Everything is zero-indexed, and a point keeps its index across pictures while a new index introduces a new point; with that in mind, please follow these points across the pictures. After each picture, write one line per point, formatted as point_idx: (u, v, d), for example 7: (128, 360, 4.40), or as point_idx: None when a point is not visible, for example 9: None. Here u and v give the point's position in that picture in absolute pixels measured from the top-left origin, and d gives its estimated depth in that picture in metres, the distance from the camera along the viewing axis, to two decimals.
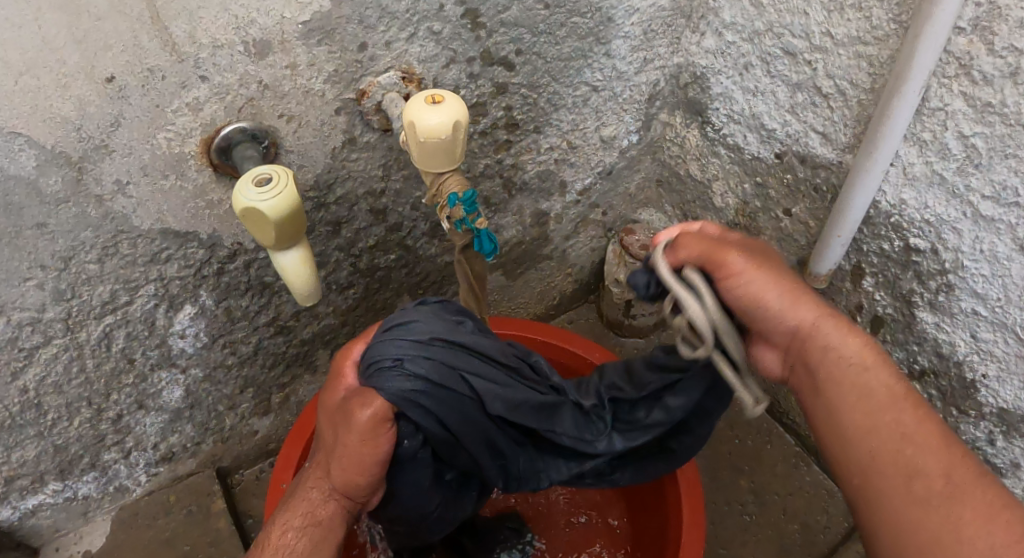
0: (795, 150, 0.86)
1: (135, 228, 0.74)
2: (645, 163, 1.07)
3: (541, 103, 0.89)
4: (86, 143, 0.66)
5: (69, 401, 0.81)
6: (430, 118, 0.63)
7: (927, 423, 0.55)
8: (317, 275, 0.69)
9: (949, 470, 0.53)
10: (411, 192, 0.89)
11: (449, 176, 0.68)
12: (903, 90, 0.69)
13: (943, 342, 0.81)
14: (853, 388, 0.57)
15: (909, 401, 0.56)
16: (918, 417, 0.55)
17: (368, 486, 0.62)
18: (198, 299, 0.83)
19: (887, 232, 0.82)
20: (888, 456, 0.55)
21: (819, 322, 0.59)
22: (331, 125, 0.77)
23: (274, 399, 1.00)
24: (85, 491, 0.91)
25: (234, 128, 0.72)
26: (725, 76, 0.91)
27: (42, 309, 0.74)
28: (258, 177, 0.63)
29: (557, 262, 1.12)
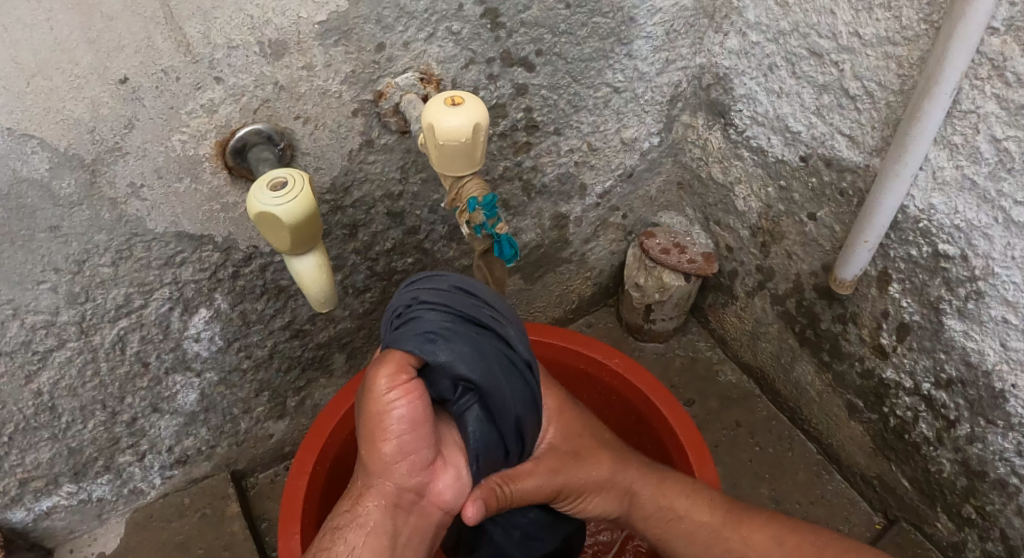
0: (821, 153, 0.84)
1: (149, 231, 0.73)
2: (665, 165, 1.05)
3: (560, 104, 0.88)
4: (100, 146, 0.65)
5: (84, 403, 0.81)
6: (450, 121, 0.61)
7: (754, 538, 0.71)
8: (332, 281, 0.68)
9: (689, 545, 0.72)
10: (428, 195, 0.87)
11: (468, 180, 0.66)
12: (935, 93, 0.66)
13: (971, 350, 0.77)
14: (680, 531, 0.72)
15: (727, 526, 0.72)
16: (740, 535, 0.71)
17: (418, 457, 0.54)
18: (213, 302, 0.82)
19: (915, 238, 0.78)
20: (689, 540, 0.72)
21: (633, 490, 0.74)
22: (348, 127, 0.76)
23: (289, 403, 0.99)
24: (99, 493, 0.90)
25: (250, 130, 0.71)
26: (748, 77, 0.89)
27: (55, 312, 0.73)
28: (273, 182, 0.61)
29: (576, 265, 1.10)
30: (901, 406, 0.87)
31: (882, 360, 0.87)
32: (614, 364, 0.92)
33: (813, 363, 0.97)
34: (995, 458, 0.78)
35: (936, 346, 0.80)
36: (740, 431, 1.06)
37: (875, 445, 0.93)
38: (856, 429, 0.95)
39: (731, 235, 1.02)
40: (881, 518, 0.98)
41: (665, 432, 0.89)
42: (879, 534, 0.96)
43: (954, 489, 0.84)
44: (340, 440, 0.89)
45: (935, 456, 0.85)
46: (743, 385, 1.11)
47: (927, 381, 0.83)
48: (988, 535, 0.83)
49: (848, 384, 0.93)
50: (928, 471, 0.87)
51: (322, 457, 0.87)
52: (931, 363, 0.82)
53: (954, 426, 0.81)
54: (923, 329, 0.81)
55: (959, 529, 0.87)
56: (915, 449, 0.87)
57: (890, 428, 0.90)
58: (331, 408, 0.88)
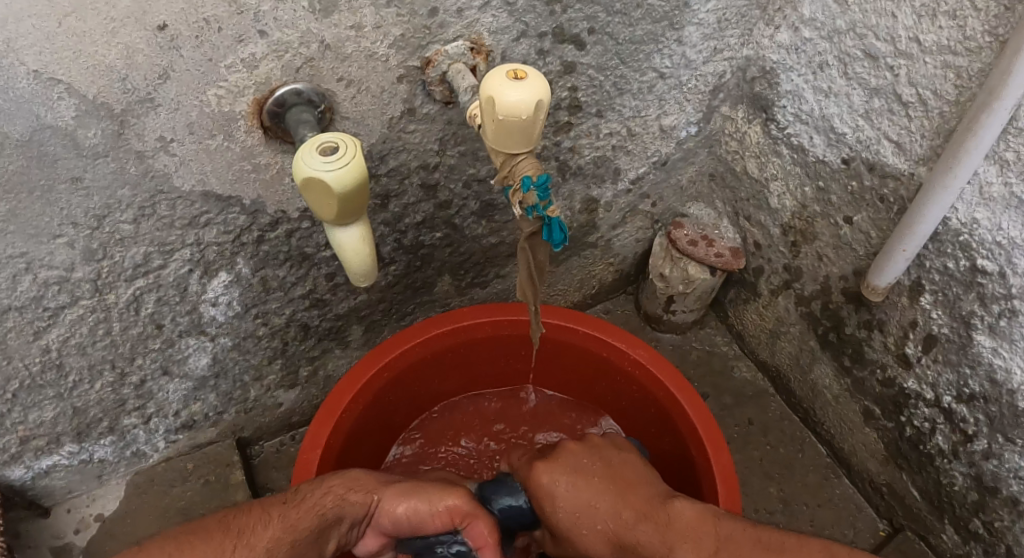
0: (864, 157, 0.82)
1: (176, 188, 0.68)
2: (699, 156, 1.03)
3: (606, 85, 0.85)
4: (132, 96, 0.60)
5: (92, 363, 0.78)
6: (510, 96, 0.58)
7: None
8: (372, 254, 0.65)
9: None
10: (465, 169, 0.85)
11: (523, 158, 0.63)
12: (995, 106, 0.63)
13: (998, 367, 0.76)
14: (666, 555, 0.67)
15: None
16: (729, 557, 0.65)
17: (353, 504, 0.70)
18: (234, 267, 0.79)
19: (954, 251, 0.76)
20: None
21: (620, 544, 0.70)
22: (391, 94, 0.72)
23: (301, 373, 0.98)
24: (101, 454, 0.88)
25: (290, 90, 0.66)
26: (796, 73, 0.87)
27: (70, 269, 0.69)
28: (322, 146, 0.57)
29: (601, 251, 1.11)
30: (919, 416, 0.87)
31: (905, 370, 0.87)
32: (638, 354, 0.92)
33: (832, 367, 0.98)
34: (1008, 476, 0.78)
35: (962, 361, 0.79)
36: (752, 428, 1.08)
37: (889, 453, 0.94)
38: (870, 436, 0.96)
39: (760, 232, 1.02)
40: (886, 525, 1.00)
41: (684, 424, 0.89)
42: (884, 542, 0.98)
43: (965, 503, 0.85)
44: (356, 413, 0.88)
45: (948, 469, 0.86)
46: (757, 383, 1.13)
47: (949, 394, 0.82)
48: (994, 551, 0.84)
49: (867, 391, 0.94)
50: (940, 483, 0.88)
51: (335, 430, 0.85)
52: (955, 377, 0.81)
53: (972, 441, 0.81)
54: (950, 343, 0.80)
55: (964, 542, 0.88)
56: (928, 460, 0.88)
57: (906, 438, 0.91)
58: (348, 381, 0.87)
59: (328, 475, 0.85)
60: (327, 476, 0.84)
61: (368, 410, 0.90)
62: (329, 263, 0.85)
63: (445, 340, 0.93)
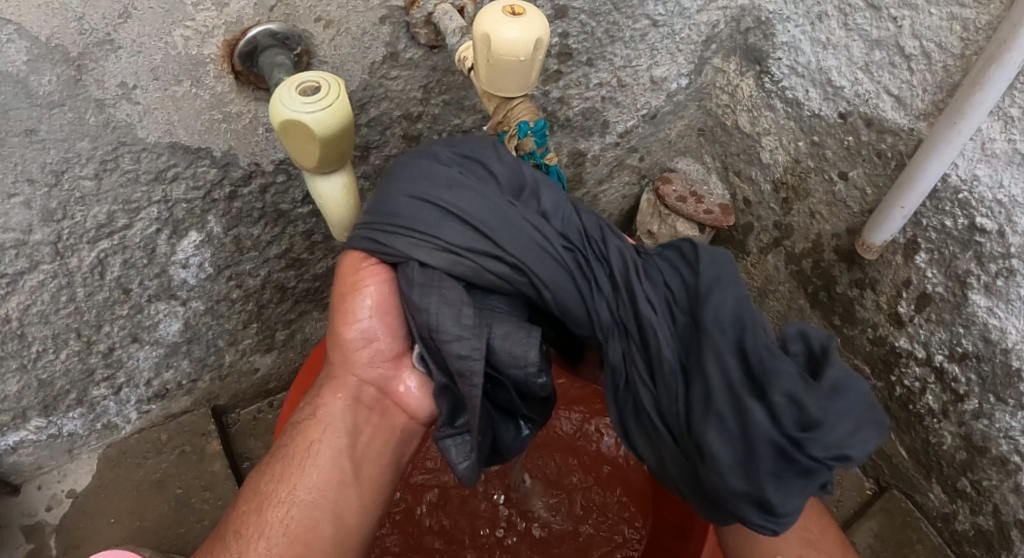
0: (862, 112, 0.80)
1: (140, 140, 0.62)
2: (688, 109, 1.00)
3: (598, 32, 0.81)
4: (89, 37, 0.54)
5: (56, 332, 0.72)
6: (508, 33, 0.52)
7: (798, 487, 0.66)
8: (357, 205, 0.60)
9: None
10: (449, 119, 0.79)
11: (519, 103, 0.58)
12: (1004, 60, 0.60)
13: (993, 327, 0.76)
14: None
15: None
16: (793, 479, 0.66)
17: (299, 468, 0.61)
18: (205, 226, 0.73)
19: (952, 209, 0.75)
20: None
21: None
22: (373, 36, 0.66)
23: (278, 337, 0.93)
24: (70, 428, 0.84)
25: (263, 31, 0.59)
26: (793, 23, 0.83)
27: (28, 231, 0.63)
28: (303, 84, 0.51)
29: (587, 206, 1.08)
30: (910, 376, 0.88)
31: (897, 329, 0.87)
32: None
33: (822, 326, 0.98)
34: (999, 436, 0.79)
35: (955, 320, 0.79)
36: None
37: None
38: None
39: (750, 188, 1.00)
40: (873, 484, 1.02)
41: None
42: (870, 500, 1.00)
43: (952, 462, 0.87)
44: None
45: (938, 428, 0.87)
46: None
47: (941, 353, 0.83)
48: (980, 510, 0.86)
49: (857, 349, 0.94)
50: (928, 442, 0.89)
51: None
52: (948, 336, 0.81)
53: (962, 401, 0.82)
54: (945, 302, 0.80)
55: (951, 500, 0.90)
56: (918, 419, 0.90)
57: (895, 397, 0.92)
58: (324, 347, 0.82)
59: None
60: None
61: None
62: (305, 221, 0.80)
63: None
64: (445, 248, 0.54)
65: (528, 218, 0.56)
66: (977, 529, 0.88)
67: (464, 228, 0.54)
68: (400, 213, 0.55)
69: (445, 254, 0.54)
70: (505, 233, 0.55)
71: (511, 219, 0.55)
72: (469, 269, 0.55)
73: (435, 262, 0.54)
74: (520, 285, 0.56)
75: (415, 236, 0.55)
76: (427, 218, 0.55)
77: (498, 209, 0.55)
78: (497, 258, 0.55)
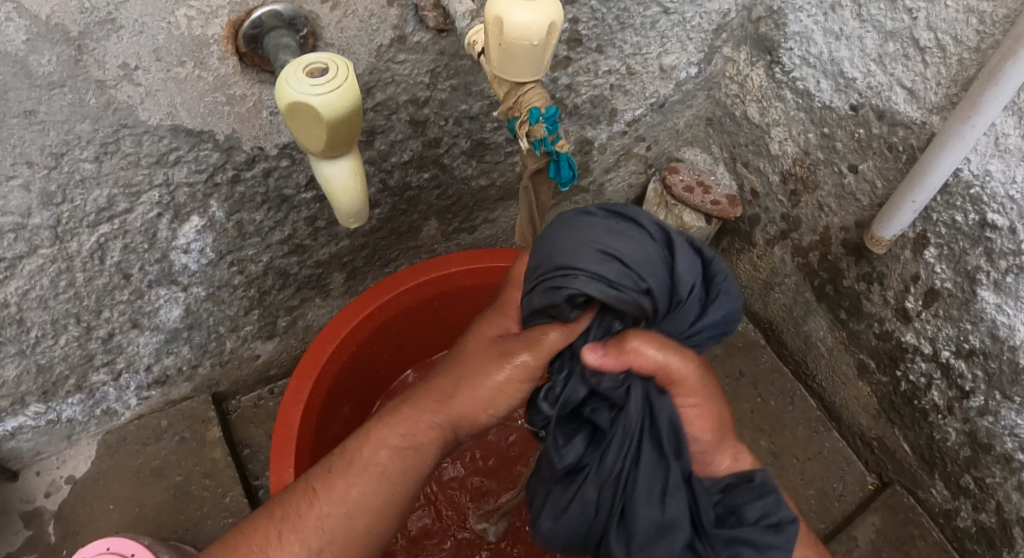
0: (874, 104, 0.78)
1: (141, 122, 0.60)
2: (697, 98, 0.99)
3: (609, 18, 0.79)
4: (90, 16, 0.52)
5: (55, 317, 0.71)
6: (521, 16, 0.51)
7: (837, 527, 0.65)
8: (365, 191, 0.59)
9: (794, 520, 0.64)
10: (456, 105, 0.78)
11: (531, 88, 0.57)
12: (1021, 54, 0.59)
13: (1001, 324, 0.75)
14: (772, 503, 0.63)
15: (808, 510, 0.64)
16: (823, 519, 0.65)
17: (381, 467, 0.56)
18: (207, 211, 0.72)
19: (963, 204, 0.74)
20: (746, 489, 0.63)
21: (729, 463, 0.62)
22: (380, 18, 0.64)
23: (279, 324, 0.92)
24: (69, 413, 0.83)
25: (268, 11, 0.57)
26: (806, 13, 0.81)
27: (27, 214, 0.62)
28: (310, 66, 0.50)
29: (593, 195, 1.08)
30: (915, 371, 0.88)
31: (904, 324, 0.87)
32: None
33: (828, 319, 0.98)
34: (1003, 433, 0.79)
35: (963, 316, 0.79)
36: (742, 380, 1.10)
37: (881, 407, 0.96)
38: (863, 390, 0.97)
39: (758, 179, 0.99)
40: (875, 480, 1.02)
41: None
42: (872, 495, 1.01)
43: (955, 458, 0.87)
44: (336, 368, 0.83)
45: (941, 425, 0.87)
46: (748, 334, 1.14)
47: (947, 349, 0.82)
48: (983, 506, 0.86)
49: (862, 344, 0.94)
50: (932, 438, 0.89)
51: (315, 387, 0.81)
52: (955, 332, 0.81)
53: (968, 397, 0.82)
54: (953, 298, 0.79)
55: (954, 497, 0.90)
56: (922, 415, 0.89)
57: (900, 393, 0.92)
58: (327, 335, 0.82)
59: (309, 434, 0.80)
60: (308, 435, 0.80)
61: (349, 364, 0.85)
62: (308, 207, 0.79)
63: (427, 291, 0.87)
64: (613, 290, 0.51)
65: (671, 273, 0.54)
66: (978, 525, 0.88)
67: (629, 273, 0.52)
68: (574, 255, 0.52)
69: (614, 294, 0.51)
70: (656, 274, 0.53)
71: (659, 268, 0.53)
72: (631, 306, 0.52)
73: (609, 300, 0.51)
74: (632, 301, 0.52)
75: (592, 276, 0.51)
76: (596, 261, 0.51)
77: (658, 259, 0.53)
78: (644, 294, 0.52)
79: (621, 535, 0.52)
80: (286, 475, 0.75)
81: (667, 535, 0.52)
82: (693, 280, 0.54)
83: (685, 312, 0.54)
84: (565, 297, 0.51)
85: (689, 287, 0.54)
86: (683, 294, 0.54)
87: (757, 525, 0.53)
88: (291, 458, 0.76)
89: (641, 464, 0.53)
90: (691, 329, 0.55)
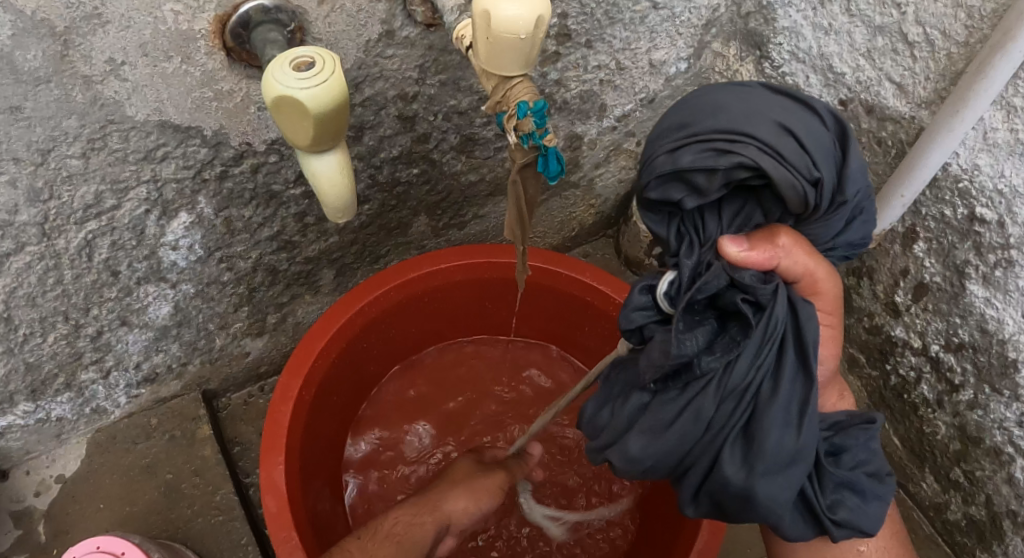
0: (863, 99, 0.79)
1: (128, 118, 0.60)
2: (687, 94, 0.99)
3: (597, 13, 0.79)
4: (75, 11, 0.52)
5: (43, 315, 0.71)
6: (508, 10, 0.50)
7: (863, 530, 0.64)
8: (353, 186, 0.59)
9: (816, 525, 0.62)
10: (445, 100, 0.77)
11: (518, 82, 0.57)
12: (1009, 48, 0.59)
13: (990, 318, 0.75)
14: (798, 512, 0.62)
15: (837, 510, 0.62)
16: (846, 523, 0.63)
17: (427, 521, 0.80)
18: (195, 207, 0.71)
19: (952, 198, 0.74)
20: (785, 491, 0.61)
21: None
22: (368, 13, 0.64)
23: (269, 320, 0.92)
24: (59, 412, 0.82)
25: (255, 6, 0.57)
26: (795, 8, 0.82)
27: (13, 211, 0.62)
28: (296, 60, 0.50)
29: (583, 191, 1.08)
30: (905, 365, 0.88)
31: (894, 318, 0.87)
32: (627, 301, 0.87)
33: None
34: (993, 427, 0.79)
35: (952, 310, 0.79)
36: None
37: (872, 401, 0.96)
38: (854, 384, 0.98)
39: None
40: None
41: None
42: None
43: (945, 452, 0.88)
44: (327, 364, 0.83)
45: (931, 418, 0.87)
46: None
47: (937, 342, 0.83)
48: (972, 500, 0.86)
49: (853, 338, 0.95)
50: (922, 432, 0.90)
51: (306, 384, 0.81)
52: (944, 326, 0.81)
53: (957, 391, 0.82)
54: (941, 292, 0.80)
55: (944, 490, 0.91)
56: (913, 409, 0.90)
57: (890, 387, 0.92)
58: (317, 331, 0.81)
59: (300, 431, 0.80)
60: (299, 432, 0.80)
61: (339, 360, 0.85)
62: (298, 202, 0.78)
63: (419, 285, 0.87)
64: (780, 166, 0.46)
65: (838, 158, 0.48)
66: (969, 518, 0.88)
67: (804, 156, 0.47)
68: (746, 121, 0.47)
69: (780, 171, 0.46)
70: (827, 162, 0.47)
71: (830, 155, 0.48)
72: (796, 196, 0.47)
73: (778, 177, 0.46)
74: (800, 190, 0.46)
75: (763, 147, 0.46)
76: (771, 132, 0.47)
77: (829, 146, 0.48)
78: (812, 184, 0.47)
79: (737, 454, 0.48)
80: (276, 471, 0.75)
81: (793, 465, 0.48)
82: (862, 180, 0.49)
83: (835, 219, 0.50)
84: (733, 164, 0.46)
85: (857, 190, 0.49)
86: (848, 197, 0.48)
87: (856, 472, 0.55)
88: (281, 455, 0.76)
89: (781, 379, 0.47)
90: (832, 241, 0.52)
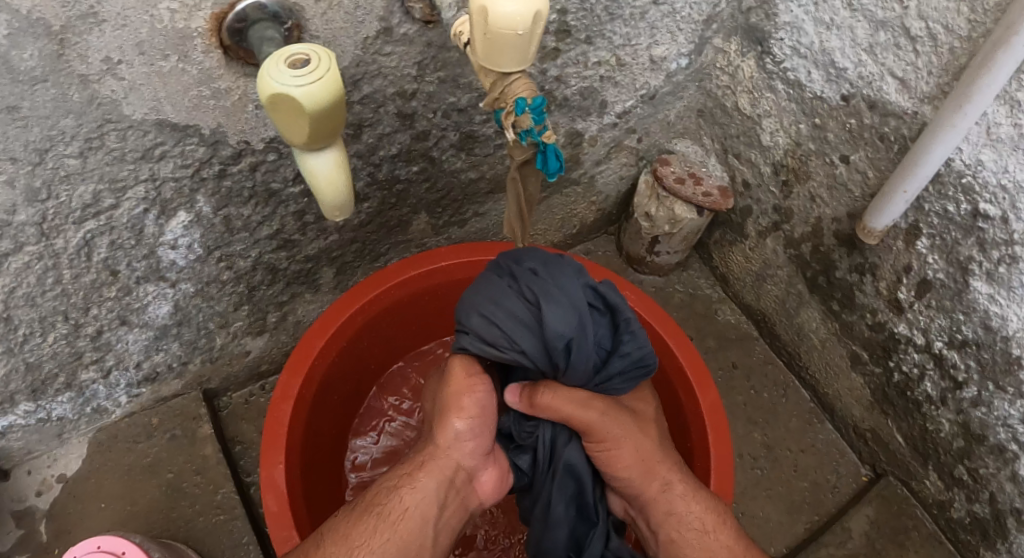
0: (866, 94, 0.78)
1: (125, 117, 0.60)
2: (688, 90, 0.99)
3: (597, 9, 0.79)
4: (71, 10, 0.52)
5: (43, 315, 0.71)
6: (505, 6, 0.50)
7: None
8: (350, 183, 0.58)
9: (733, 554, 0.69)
10: (444, 97, 0.77)
11: (517, 78, 0.56)
12: (1012, 42, 0.59)
13: (993, 315, 0.75)
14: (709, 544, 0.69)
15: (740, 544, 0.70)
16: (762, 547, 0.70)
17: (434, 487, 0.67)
18: (194, 206, 0.71)
19: (955, 194, 0.73)
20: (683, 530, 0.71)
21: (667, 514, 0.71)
22: (366, 10, 0.64)
23: (269, 319, 0.92)
24: (60, 412, 0.83)
25: (251, 3, 0.57)
26: (797, 2, 0.81)
27: (11, 211, 0.61)
28: (291, 57, 0.50)
29: (584, 188, 1.08)
30: (908, 362, 0.88)
31: (896, 315, 0.86)
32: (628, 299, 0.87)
33: (820, 311, 0.98)
34: (997, 424, 0.79)
35: (956, 306, 0.79)
36: (735, 372, 1.10)
37: (874, 399, 0.96)
38: (856, 381, 0.97)
39: (750, 171, 0.99)
40: (868, 472, 1.03)
41: (672, 369, 0.86)
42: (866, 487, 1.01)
43: (948, 449, 0.87)
44: (326, 364, 0.83)
45: (935, 415, 0.87)
46: (741, 326, 1.14)
47: (940, 339, 0.82)
48: (976, 497, 0.86)
49: (855, 335, 0.94)
50: (926, 430, 0.89)
51: (306, 383, 0.80)
52: (948, 323, 0.80)
53: (960, 388, 0.82)
54: (945, 289, 0.79)
55: (947, 488, 0.90)
56: (915, 407, 0.89)
57: (893, 384, 0.92)
58: (317, 330, 0.81)
59: (300, 431, 0.80)
60: (298, 431, 0.80)
61: (339, 360, 0.85)
62: (297, 201, 0.78)
63: (420, 283, 0.87)
64: (492, 347, 0.67)
65: (532, 316, 0.66)
66: (972, 516, 0.88)
67: (502, 334, 0.67)
68: (467, 319, 0.68)
69: (493, 351, 0.67)
70: (529, 338, 0.66)
71: (530, 331, 0.66)
72: (515, 361, 0.67)
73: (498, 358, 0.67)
74: (519, 358, 0.67)
75: (480, 337, 0.68)
76: (479, 324, 0.68)
77: (528, 322, 0.66)
78: (524, 351, 0.66)
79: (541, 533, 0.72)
80: (277, 471, 0.75)
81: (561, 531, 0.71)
82: (570, 325, 0.65)
83: (578, 359, 0.67)
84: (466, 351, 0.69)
85: (572, 331, 0.65)
86: (560, 347, 0.66)
87: None
88: (281, 454, 0.76)
89: (554, 472, 0.71)
90: (595, 373, 0.70)
